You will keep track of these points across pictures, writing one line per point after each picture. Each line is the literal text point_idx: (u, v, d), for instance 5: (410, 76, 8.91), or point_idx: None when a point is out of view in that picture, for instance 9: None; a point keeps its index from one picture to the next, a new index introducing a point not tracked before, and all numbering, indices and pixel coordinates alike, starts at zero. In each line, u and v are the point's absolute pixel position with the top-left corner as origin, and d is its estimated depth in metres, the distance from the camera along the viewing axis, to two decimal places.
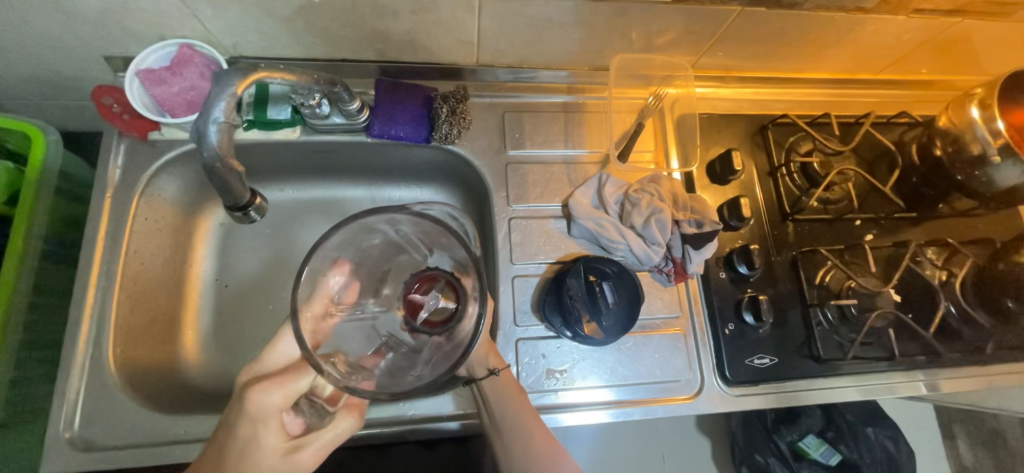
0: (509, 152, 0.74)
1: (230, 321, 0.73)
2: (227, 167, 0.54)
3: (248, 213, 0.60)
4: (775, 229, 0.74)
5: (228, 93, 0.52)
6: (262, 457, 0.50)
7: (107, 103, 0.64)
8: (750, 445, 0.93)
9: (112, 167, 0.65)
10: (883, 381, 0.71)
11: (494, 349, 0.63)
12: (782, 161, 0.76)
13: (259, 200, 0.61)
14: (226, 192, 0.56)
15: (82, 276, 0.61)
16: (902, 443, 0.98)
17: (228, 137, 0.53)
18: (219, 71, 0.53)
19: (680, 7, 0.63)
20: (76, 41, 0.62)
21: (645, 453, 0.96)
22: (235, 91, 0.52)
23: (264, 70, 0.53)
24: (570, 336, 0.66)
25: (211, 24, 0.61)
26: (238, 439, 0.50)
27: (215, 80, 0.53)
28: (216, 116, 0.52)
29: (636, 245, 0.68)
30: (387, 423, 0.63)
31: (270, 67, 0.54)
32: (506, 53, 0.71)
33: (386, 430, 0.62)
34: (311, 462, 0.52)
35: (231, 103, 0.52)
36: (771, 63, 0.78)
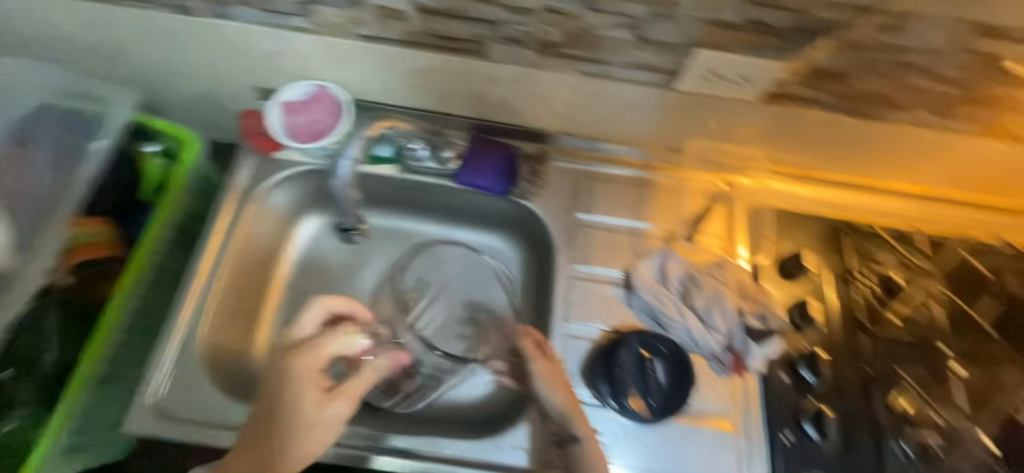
0: (577, 215, 0.78)
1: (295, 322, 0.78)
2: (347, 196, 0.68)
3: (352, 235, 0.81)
4: (849, 340, 0.69)
5: (364, 136, 0.65)
6: (303, 406, 0.56)
7: (251, 125, 0.77)
8: None
9: (241, 176, 0.76)
10: None
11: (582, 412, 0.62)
12: (860, 269, 0.73)
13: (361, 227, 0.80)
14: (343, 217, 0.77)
15: (195, 264, 0.71)
16: None
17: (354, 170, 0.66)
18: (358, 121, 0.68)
19: (762, 106, 0.67)
20: (241, 73, 0.76)
21: None
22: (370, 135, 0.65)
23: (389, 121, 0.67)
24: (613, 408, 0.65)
25: (347, 73, 0.73)
26: (280, 388, 0.56)
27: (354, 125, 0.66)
28: (352, 154, 0.64)
29: (694, 327, 0.68)
30: (419, 458, 0.63)
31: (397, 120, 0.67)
32: (589, 126, 0.77)
33: (417, 464, 0.63)
34: (348, 408, 0.58)
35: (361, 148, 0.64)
36: (853, 168, 0.77)
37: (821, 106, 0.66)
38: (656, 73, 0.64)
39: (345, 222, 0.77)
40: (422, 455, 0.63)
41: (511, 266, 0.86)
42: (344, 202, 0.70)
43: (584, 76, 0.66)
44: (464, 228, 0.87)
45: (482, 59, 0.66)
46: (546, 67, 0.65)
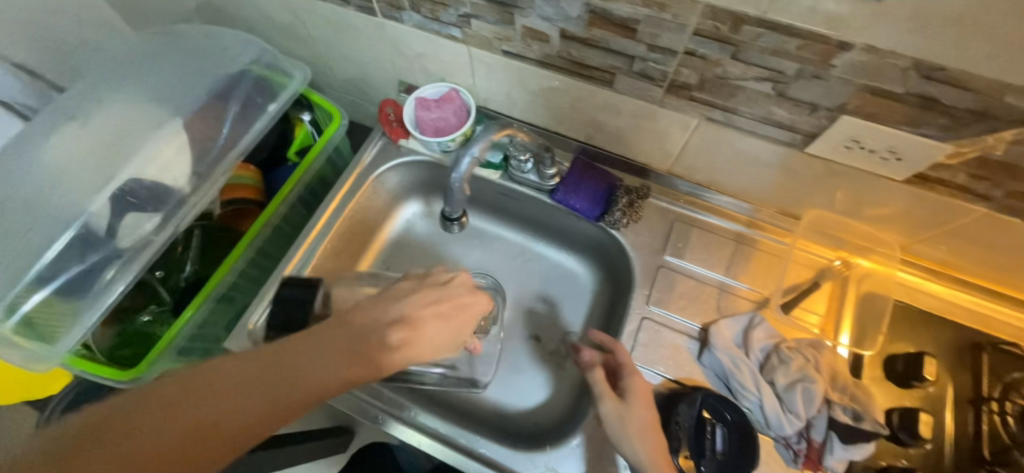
0: (665, 257, 0.76)
1: None
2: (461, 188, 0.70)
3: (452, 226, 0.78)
4: (959, 471, 0.60)
5: (486, 139, 0.68)
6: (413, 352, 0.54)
7: (386, 112, 0.86)
8: None
9: (367, 153, 0.86)
10: None
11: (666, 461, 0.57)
12: (994, 394, 0.63)
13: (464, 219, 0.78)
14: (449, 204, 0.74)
15: (314, 221, 0.81)
16: None
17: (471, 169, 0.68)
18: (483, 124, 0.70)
19: (908, 188, 0.60)
20: (391, 67, 0.86)
21: None
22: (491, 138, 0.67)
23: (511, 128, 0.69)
24: None
25: (479, 81, 0.79)
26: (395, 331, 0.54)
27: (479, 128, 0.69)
28: (472, 152, 0.67)
29: (770, 403, 0.62)
30: (457, 448, 0.66)
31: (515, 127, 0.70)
32: (699, 171, 0.75)
33: (455, 453, 0.66)
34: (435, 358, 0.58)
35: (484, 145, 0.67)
36: (1008, 279, 0.67)
37: (989, 202, 0.56)
38: (789, 132, 0.60)
39: (450, 210, 0.75)
40: (462, 447, 0.66)
41: (585, 290, 0.89)
42: (454, 192, 0.71)
43: (708, 121, 0.64)
44: (550, 244, 0.91)
45: (608, 88, 0.67)
46: (669, 107, 0.65)
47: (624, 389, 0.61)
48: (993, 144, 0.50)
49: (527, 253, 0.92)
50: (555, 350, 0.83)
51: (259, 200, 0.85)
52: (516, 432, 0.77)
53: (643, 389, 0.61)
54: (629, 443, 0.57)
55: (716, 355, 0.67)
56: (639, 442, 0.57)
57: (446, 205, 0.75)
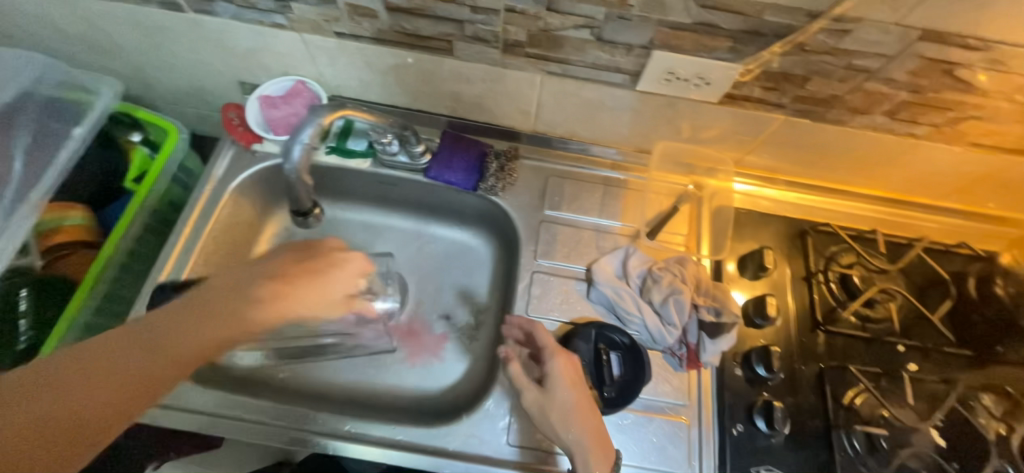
0: (545, 212, 0.80)
1: None
2: (301, 179, 0.66)
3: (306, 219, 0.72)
4: (803, 337, 0.72)
5: (316, 123, 0.63)
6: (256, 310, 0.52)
7: (230, 117, 0.79)
8: None
9: (217, 166, 0.79)
10: None
11: (602, 447, 0.58)
12: (820, 268, 0.75)
13: (317, 211, 0.72)
14: (295, 199, 0.69)
15: (167, 251, 0.73)
16: None
17: (308, 156, 0.64)
18: (315, 105, 0.65)
19: (724, 108, 0.68)
20: (223, 68, 0.78)
21: None
22: (322, 122, 0.63)
23: (350, 108, 0.65)
24: None
25: (323, 69, 0.75)
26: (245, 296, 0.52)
27: (309, 112, 0.64)
28: (303, 139, 0.63)
29: (651, 321, 0.69)
30: (376, 442, 0.65)
31: (355, 107, 0.66)
32: (560, 126, 0.79)
33: (374, 447, 0.65)
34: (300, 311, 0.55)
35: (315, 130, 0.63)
36: (817, 172, 0.79)
37: (783, 109, 0.66)
38: (618, 73, 0.65)
39: (297, 204, 0.70)
40: (379, 439, 0.66)
41: (483, 261, 0.89)
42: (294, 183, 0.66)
43: (549, 75, 0.67)
44: (442, 223, 0.91)
45: (451, 56, 0.68)
46: (512, 67, 0.67)
47: (547, 376, 0.61)
48: (770, 57, 0.58)
49: (421, 237, 0.91)
50: (463, 324, 0.84)
51: (90, 239, 0.74)
52: (439, 410, 0.77)
53: (567, 370, 0.61)
54: (557, 428, 0.58)
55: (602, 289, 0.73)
56: (567, 425, 0.58)
57: (291, 200, 0.70)
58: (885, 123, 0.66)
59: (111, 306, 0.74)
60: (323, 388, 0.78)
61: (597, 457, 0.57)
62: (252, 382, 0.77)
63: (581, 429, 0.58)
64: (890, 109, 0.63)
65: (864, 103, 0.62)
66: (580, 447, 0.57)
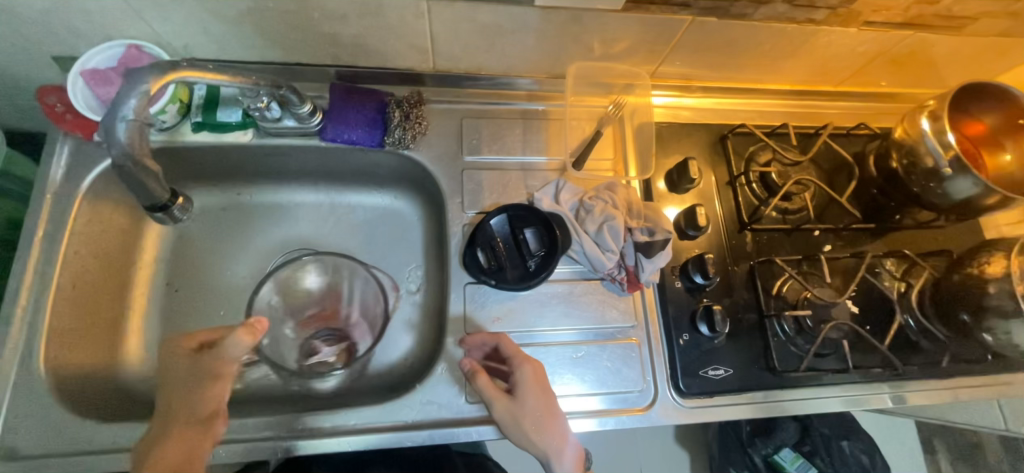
0: (465, 158, 0.74)
1: (184, 297, 0.72)
2: (141, 166, 0.53)
3: (170, 213, 0.61)
4: (732, 239, 0.74)
5: (139, 90, 0.50)
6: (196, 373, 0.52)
7: (51, 103, 0.63)
8: (725, 457, 1.03)
9: (54, 167, 0.64)
10: (842, 396, 0.70)
11: (568, 446, 0.59)
12: (740, 171, 0.77)
13: (180, 200, 0.61)
14: (144, 193, 0.57)
15: (17, 278, 0.60)
16: (877, 457, 1.06)
17: (139, 134, 0.51)
18: (132, 67, 0.51)
19: (630, 15, 0.63)
20: (21, 40, 0.61)
21: (623, 463, 1.07)
22: (147, 89, 0.50)
23: (184, 68, 0.52)
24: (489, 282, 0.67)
25: (157, 25, 0.61)
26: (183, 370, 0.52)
27: (125, 76, 0.50)
28: (126, 113, 0.50)
29: (590, 248, 0.67)
30: (327, 433, 0.61)
31: (193, 66, 0.53)
32: (463, 60, 0.71)
33: (325, 439, 0.60)
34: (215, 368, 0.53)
35: (140, 101, 0.50)
36: (729, 74, 0.78)
37: (689, 9, 0.62)
38: None
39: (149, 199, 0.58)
40: (330, 432, 0.61)
41: (412, 223, 0.83)
42: (134, 173, 0.53)
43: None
44: (358, 190, 0.82)
45: None
46: None
47: (515, 384, 0.60)
48: None
49: (339, 210, 0.82)
50: (403, 292, 0.79)
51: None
52: (392, 384, 0.73)
53: (535, 377, 0.60)
54: (526, 433, 0.58)
55: (534, 215, 0.69)
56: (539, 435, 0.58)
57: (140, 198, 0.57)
58: (786, 12, 0.64)
59: None
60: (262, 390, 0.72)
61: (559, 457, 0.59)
62: None
63: (547, 434, 0.58)
64: None
65: None
66: (552, 456, 0.58)
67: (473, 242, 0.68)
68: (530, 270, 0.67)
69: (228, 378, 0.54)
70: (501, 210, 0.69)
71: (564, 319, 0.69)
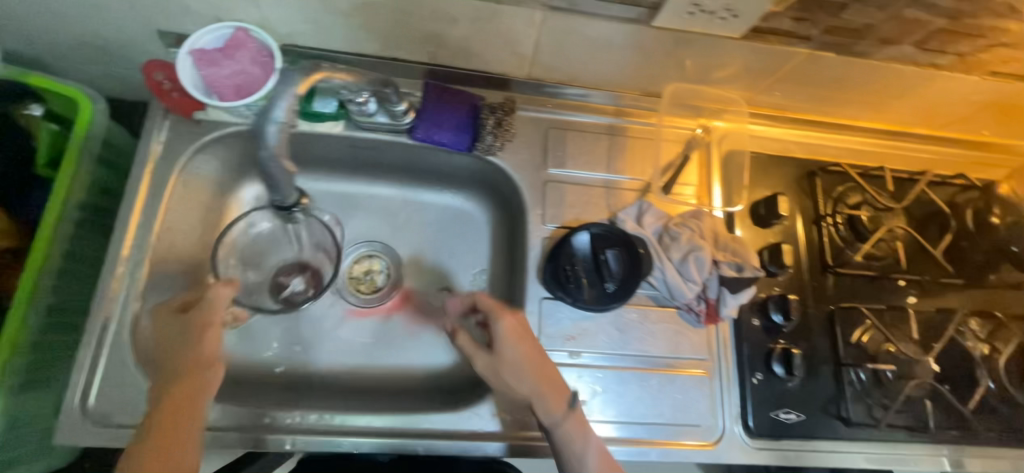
0: (549, 170, 0.73)
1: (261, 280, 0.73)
2: (281, 167, 0.54)
3: (294, 213, 0.63)
4: (814, 280, 0.72)
5: (290, 93, 0.51)
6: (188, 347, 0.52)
7: (157, 79, 0.63)
8: None
9: (156, 142, 0.65)
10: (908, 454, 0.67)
11: (556, 390, 0.57)
12: (828, 210, 0.74)
13: (304, 201, 0.62)
14: (278, 192, 0.58)
15: (115, 249, 0.62)
16: None
17: (286, 137, 0.52)
18: (280, 70, 0.52)
19: (746, 43, 0.60)
20: (133, 14, 0.62)
21: None
22: (297, 91, 0.51)
23: (326, 70, 0.54)
24: (570, 300, 0.67)
25: (268, 11, 0.60)
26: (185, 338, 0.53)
27: (277, 78, 0.51)
28: (277, 116, 0.51)
29: (671, 276, 0.67)
30: (394, 433, 0.64)
31: (331, 68, 0.55)
32: (559, 70, 0.70)
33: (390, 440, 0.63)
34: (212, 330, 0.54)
35: (289, 104, 0.51)
36: (827, 109, 0.75)
37: (810, 43, 0.60)
38: (632, 6, 0.55)
39: (280, 197, 0.59)
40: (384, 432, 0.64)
41: (481, 227, 0.82)
42: (274, 170, 0.54)
43: (552, 11, 0.57)
44: (430, 188, 0.82)
45: None
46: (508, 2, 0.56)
47: (496, 335, 0.58)
48: None
49: (410, 205, 0.82)
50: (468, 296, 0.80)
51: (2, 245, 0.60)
52: (454, 387, 0.75)
53: (513, 329, 0.59)
54: (521, 384, 0.57)
55: (616, 236, 0.68)
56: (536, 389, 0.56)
57: (272, 194, 0.58)
58: (911, 54, 0.61)
59: (57, 317, 0.62)
60: (331, 379, 0.74)
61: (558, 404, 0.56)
62: (248, 381, 0.71)
63: (539, 381, 0.57)
64: (922, 38, 0.58)
65: (896, 32, 0.57)
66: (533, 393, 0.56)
67: (557, 259, 0.67)
68: (608, 291, 0.66)
69: (216, 329, 0.54)
70: (584, 228, 0.68)
71: (636, 344, 0.68)
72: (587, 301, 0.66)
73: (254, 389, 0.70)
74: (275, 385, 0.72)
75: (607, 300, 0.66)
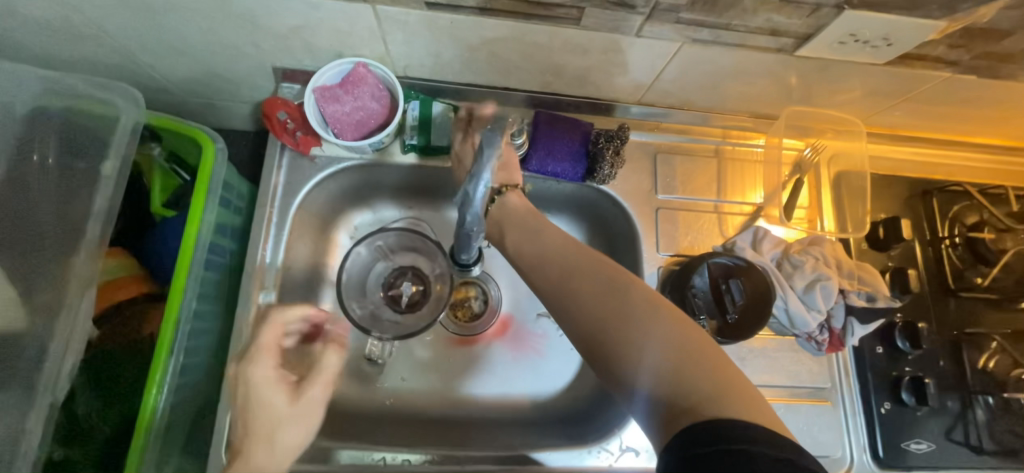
0: (659, 197, 0.72)
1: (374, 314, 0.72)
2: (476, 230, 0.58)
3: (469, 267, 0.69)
4: (936, 304, 0.70)
5: (496, 154, 0.47)
6: (274, 411, 0.49)
7: (280, 118, 0.63)
8: None
9: (274, 179, 0.64)
10: None
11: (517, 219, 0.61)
12: (946, 231, 0.72)
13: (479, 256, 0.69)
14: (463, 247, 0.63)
15: (246, 290, 0.61)
16: None
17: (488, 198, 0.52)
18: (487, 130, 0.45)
19: (886, 68, 0.59)
20: (255, 51, 0.61)
21: None
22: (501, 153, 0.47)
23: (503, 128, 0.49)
24: None
25: (394, 47, 0.60)
26: (259, 412, 0.48)
27: (484, 140, 0.45)
28: (486, 179, 0.49)
29: (796, 306, 0.64)
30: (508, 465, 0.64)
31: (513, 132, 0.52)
32: (672, 95, 0.68)
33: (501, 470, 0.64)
34: (322, 395, 0.52)
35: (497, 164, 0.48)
36: (944, 126, 0.73)
37: (955, 67, 0.58)
38: (780, 37, 0.54)
39: (468, 257, 0.66)
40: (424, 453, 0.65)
41: None
42: (475, 233, 0.58)
43: (693, 43, 0.55)
44: None
45: (575, 26, 0.54)
46: (648, 35, 0.55)
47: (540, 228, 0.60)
48: (984, 12, 0.49)
49: None
50: None
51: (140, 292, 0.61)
52: (563, 416, 0.74)
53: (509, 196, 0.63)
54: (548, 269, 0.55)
55: (736, 268, 0.66)
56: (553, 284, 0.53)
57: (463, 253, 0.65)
58: None
59: (192, 359, 0.61)
60: (440, 410, 0.73)
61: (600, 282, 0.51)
62: (360, 414, 0.70)
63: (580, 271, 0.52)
64: None
65: None
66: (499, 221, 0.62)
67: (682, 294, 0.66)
68: (729, 323, 0.65)
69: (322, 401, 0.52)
70: (704, 260, 0.66)
71: (757, 373, 0.67)
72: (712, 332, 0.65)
73: (366, 423, 0.70)
74: (387, 418, 0.72)
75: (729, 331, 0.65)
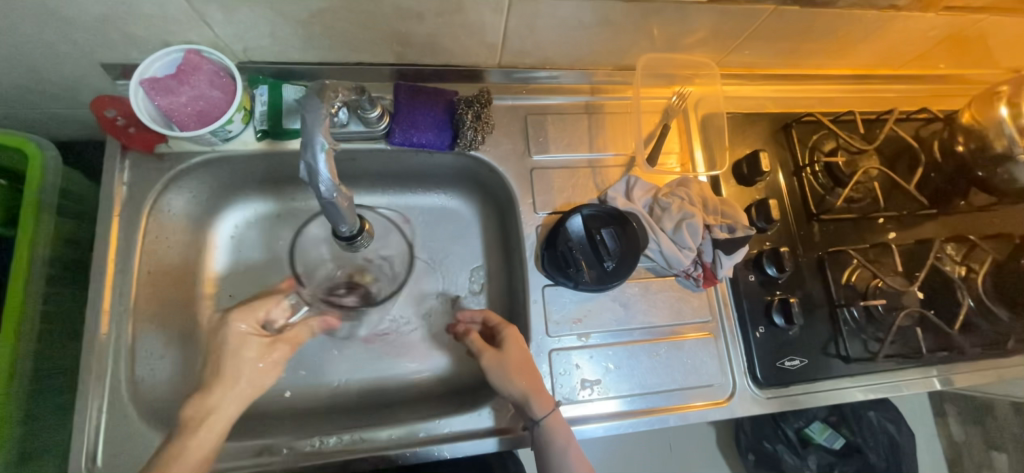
0: (533, 157, 0.72)
1: None
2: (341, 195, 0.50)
3: (355, 241, 0.58)
4: (801, 229, 0.74)
5: (320, 119, 0.46)
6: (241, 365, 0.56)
7: (110, 116, 0.60)
8: (759, 433, 0.92)
9: (118, 182, 0.61)
10: (892, 380, 0.72)
11: (542, 391, 0.60)
12: (807, 160, 0.76)
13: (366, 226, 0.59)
14: (336, 221, 0.53)
15: (93, 303, 0.58)
16: (904, 425, 0.96)
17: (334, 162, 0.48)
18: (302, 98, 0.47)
19: (714, 6, 0.61)
20: (72, 49, 0.57)
21: (650, 445, 0.94)
22: (325, 113, 0.46)
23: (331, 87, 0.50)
24: (574, 286, 0.67)
25: (220, 29, 0.57)
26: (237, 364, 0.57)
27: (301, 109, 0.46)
28: (321, 143, 0.46)
29: (666, 246, 0.67)
30: (407, 443, 0.62)
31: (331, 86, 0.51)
32: (531, 54, 0.68)
33: (399, 450, 0.62)
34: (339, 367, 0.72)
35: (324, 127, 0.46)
36: (794, 61, 0.77)
37: None
38: None
39: (346, 228, 0.55)
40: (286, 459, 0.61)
41: (469, 224, 0.81)
42: (339, 205, 0.50)
43: None
44: (414, 190, 0.80)
45: None
46: None
47: (501, 340, 0.63)
48: None
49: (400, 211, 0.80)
50: (465, 293, 0.78)
51: None
52: (466, 387, 0.73)
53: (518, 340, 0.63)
54: (509, 385, 0.60)
55: (609, 216, 0.69)
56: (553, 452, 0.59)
57: (340, 225, 0.54)
58: None
59: (43, 384, 0.59)
60: (339, 400, 0.71)
61: (539, 403, 0.60)
62: (253, 415, 0.68)
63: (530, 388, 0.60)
64: None
65: None
66: (508, 369, 0.60)
67: (554, 249, 0.67)
68: (608, 270, 0.67)
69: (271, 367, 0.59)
70: (576, 211, 0.68)
71: (642, 316, 0.69)
72: (590, 280, 0.66)
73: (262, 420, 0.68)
74: (283, 412, 0.69)
75: (603, 285, 0.66)
